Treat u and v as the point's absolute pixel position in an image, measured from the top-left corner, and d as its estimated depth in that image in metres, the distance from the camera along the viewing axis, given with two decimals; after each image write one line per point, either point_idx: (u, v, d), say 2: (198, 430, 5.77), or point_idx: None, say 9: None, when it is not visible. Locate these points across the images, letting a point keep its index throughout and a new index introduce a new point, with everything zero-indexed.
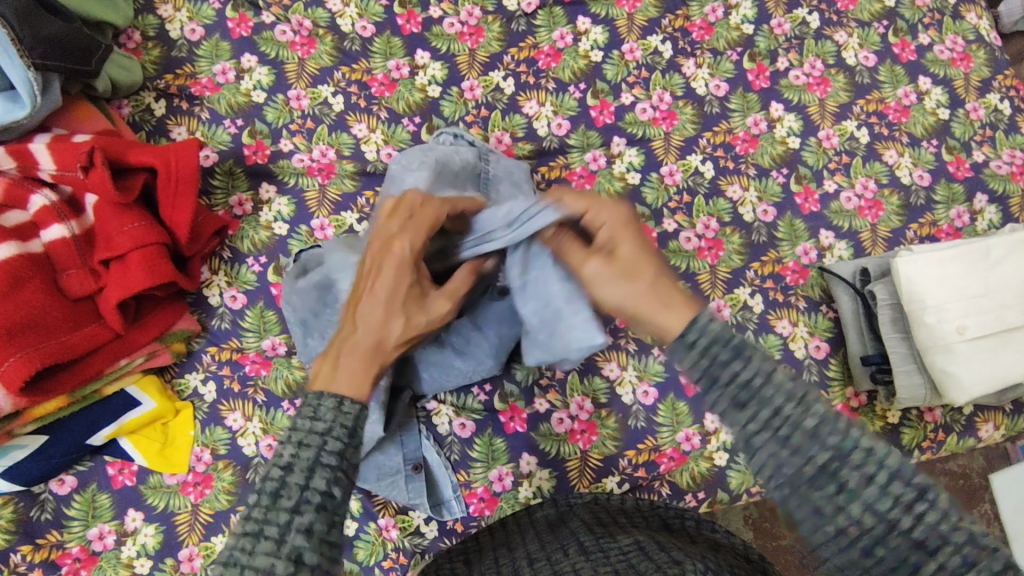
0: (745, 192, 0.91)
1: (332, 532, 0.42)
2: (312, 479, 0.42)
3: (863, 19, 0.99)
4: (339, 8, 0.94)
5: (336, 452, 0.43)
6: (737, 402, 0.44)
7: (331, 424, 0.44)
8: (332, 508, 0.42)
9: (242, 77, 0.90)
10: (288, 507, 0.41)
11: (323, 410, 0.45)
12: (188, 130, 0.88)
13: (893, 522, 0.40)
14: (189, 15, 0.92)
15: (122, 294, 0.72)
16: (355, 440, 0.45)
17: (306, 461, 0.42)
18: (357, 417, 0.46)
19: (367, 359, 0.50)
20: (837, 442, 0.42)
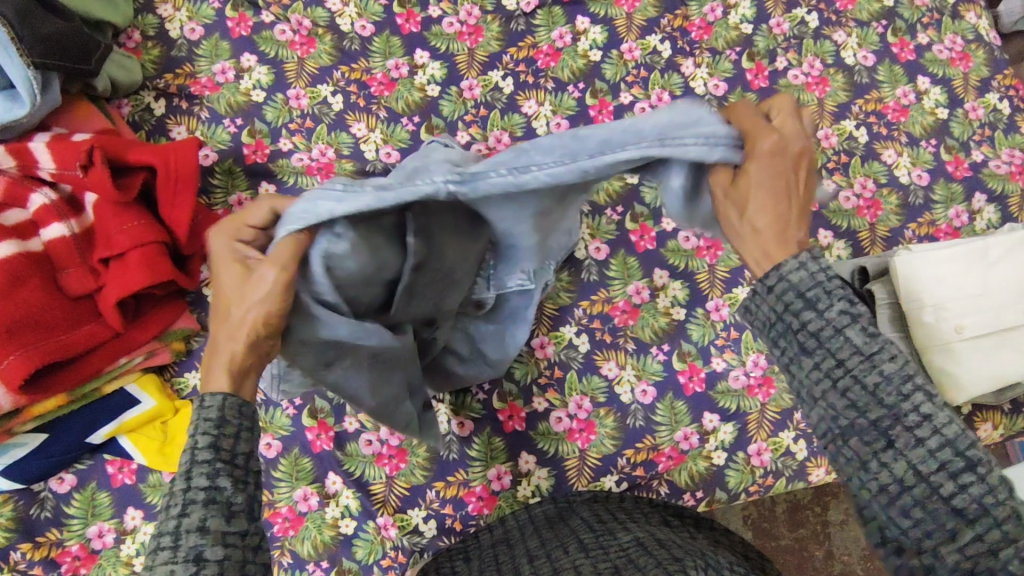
0: None
1: (233, 522, 0.42)
2: (192, 480, 0.42)
3: (862, 19, 0.99)
4: (338, 8, 0.94)
5: (208, 446, 0.43)
6: (803, 348, 0.45)
7: (197, 424, 0.44)
8: (224, 501, 0.43)
9: (242, 76, 0.90)
10: (176, 514, 0.41)
11: (188, 417, 0.45)
12: (187, 129, 0.88)
13: (935, 485, 0.41)
14: (189, 14, 0.92)
15: (121, 293, 0.72)
16: (230, 428, 0.45)
17: (181, 468, 0.43)
18: (220, 409, 0.45)
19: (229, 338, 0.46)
20: (890, 402, 0.43)
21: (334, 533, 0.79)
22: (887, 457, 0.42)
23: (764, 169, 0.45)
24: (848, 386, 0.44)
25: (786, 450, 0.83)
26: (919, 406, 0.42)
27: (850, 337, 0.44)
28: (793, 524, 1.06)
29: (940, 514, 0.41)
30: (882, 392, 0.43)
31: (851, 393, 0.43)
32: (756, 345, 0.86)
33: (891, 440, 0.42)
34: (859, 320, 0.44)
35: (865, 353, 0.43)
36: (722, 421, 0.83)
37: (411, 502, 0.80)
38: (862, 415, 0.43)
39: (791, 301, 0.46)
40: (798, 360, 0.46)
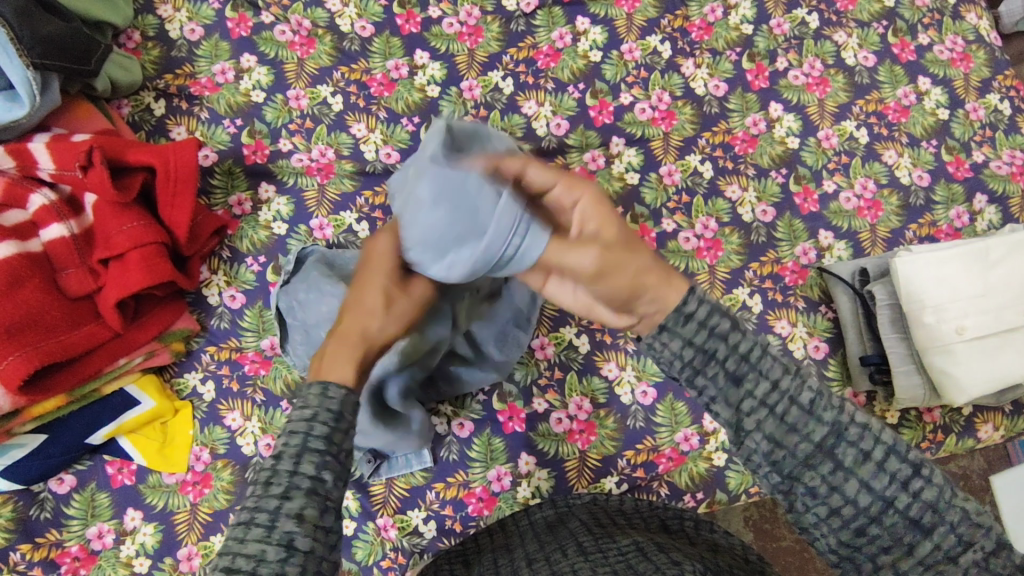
0: (744, 192, 0.91)
1: (325, 516, 0.41)
2: (301, 465, 0.41)
3: (863, 19, 0.99)
4: (338, 9, 0.94)
5: (323, 437, 0.42)
6: (733, 376, 0.44)
7: (316, 410, 0.43)
8: (322, 493, 0.41)
9: (242, 77, 0.90)
10: (279, 494, 0.40)
11: (309, 396, 0.44)
12: (187, 130, 0.88)
13: (890, 499, 0.41)
14: (189, 15, 0.92)
15: (121, 293, 0.72)
16: (344, 424, 0.44)
17: (293, 448, 0.41)
18: (342, 401, 0.45)
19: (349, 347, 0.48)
20: (829, 418, 0.42)
21: None
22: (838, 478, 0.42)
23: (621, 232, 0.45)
24: (786, 410, 0.43)
25: None
26: (855, 417, 0.43)
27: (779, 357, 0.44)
28: (793, 525, 1.06)
29: (897, 527, 0.41)
30: (818, 407, 0.42)
31: (789, 416, 0.42)
32: None
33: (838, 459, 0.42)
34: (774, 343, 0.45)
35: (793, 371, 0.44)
36: (722, 422, 0.83)
37: (411, 503, 0.80)
38: (807, 437, 0.42)
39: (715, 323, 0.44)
40: (728, 392, 0.44)
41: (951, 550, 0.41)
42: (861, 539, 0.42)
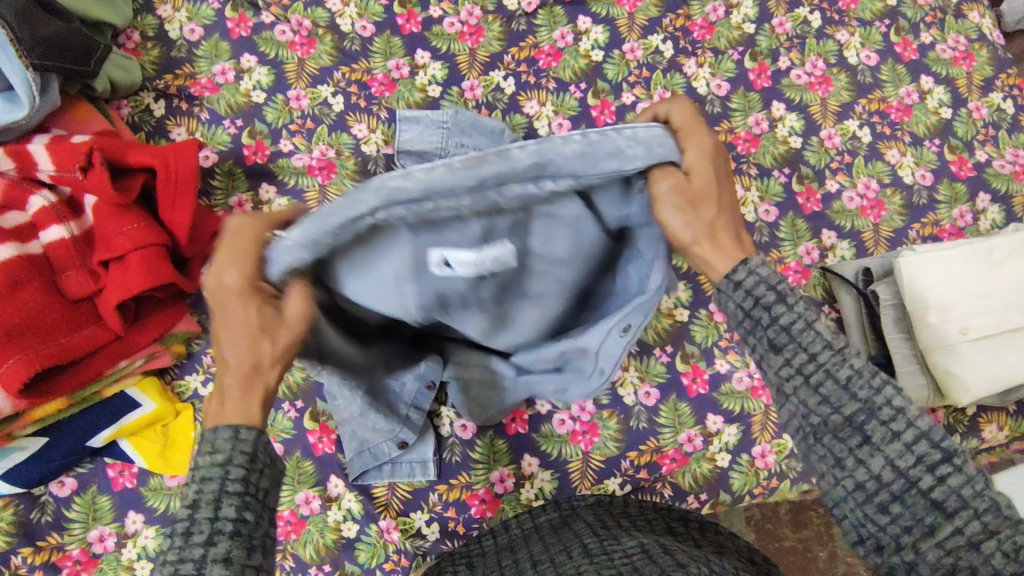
0: (747, 192, 0.90)
1: (253, 556, 0.41)
2: (220, 510, 0.41)
3: (865, 18, 0.99)
4: (339, 8, 0.94)
5: (240, 479, 0.42)
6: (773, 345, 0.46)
7: (230, 453, 0.43)
8: (247, 534, 0.42)
9: (242, 77, 0.90)
10: (201, 542, 0.40)
11: (218, 441, 0.43)
12: (187, 131, 0.88)
13: (912, 479, 0.42)
14: (188, 15, 0.91)
15: (121, 295, 0.71)
16: (260, 463, 0.44)
17: (210, 494, 0.41)
18: (256, 443, 0.44)
19: (248, 384, 0.46)
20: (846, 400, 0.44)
21: (337, 537, 0.78)
22: (863, 454, 0.43)
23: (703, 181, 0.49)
24: (820, 381, 0.44)
25: (791, 452, 0.83)
26: (892, 399, 0.43)
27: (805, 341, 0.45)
28: (796, 525, 1.07)
29: (918, 507, 0.42)
30: (854, 386, 0.43)
31: (823, 388, 0.44)
32: None
33: (866, 436, 0.43)
34: (820, 318, 0.46)
35: (835, 346, 0.45)
36: (726, 423, 0.83)
37: (414, 505, 0.79)
38: (836, 411, 0.44)
39: (762, 295, 0.47)
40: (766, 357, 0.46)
41: (974, 537, 0.40)
42: (883, 517, 0.43)
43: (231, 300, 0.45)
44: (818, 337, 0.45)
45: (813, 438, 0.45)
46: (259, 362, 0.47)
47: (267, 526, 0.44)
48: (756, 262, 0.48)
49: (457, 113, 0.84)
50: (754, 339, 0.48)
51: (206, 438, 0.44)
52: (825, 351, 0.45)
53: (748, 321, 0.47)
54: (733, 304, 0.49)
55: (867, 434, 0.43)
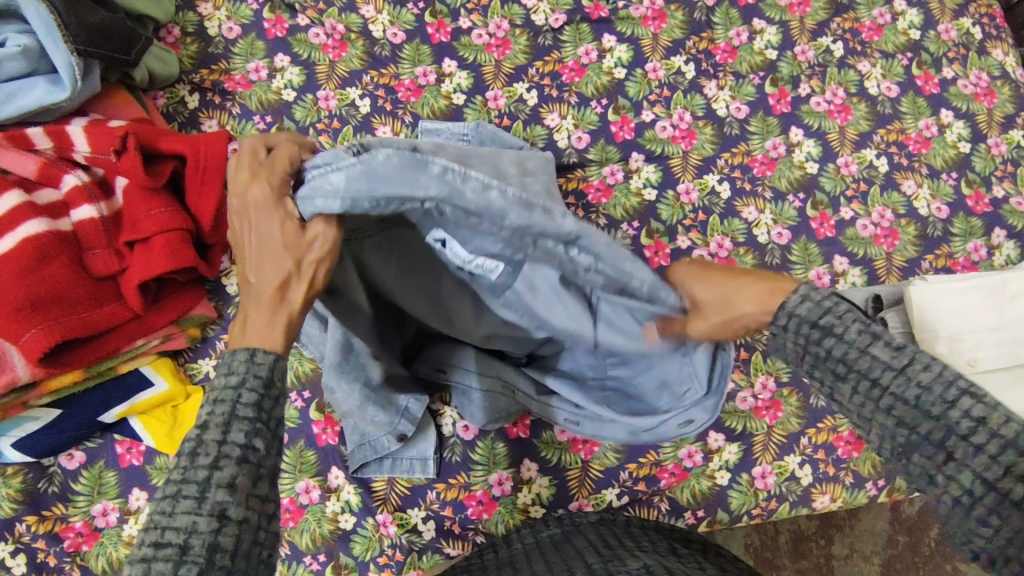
0: (760, 214, 0.91)
1: (258, 485, 0.43)
2: (229, 433, 0.42)
3: (887, 50, 1.00)
4: (372, 15, 0.97)
5: (251, 404, 0.43)
6: (836, 374, 0.47)
7: (244, 376, 0.44)
8: (254, 462, 0.43)
9: (274, 75, 0.94)
10: (207, 464, 0.41)
11: (235, 363, 0.45)
12: (218, 124, 0.92)
13: (1003, 490, 0.40)
14: (227, 13, 0.96)
15: (144, 276, 0.74)
16: (274, 390, 0.45)
17: (220, 418, 0.43)
18: (271, 367, 0.46)
19: (271, 308, 0.48)
20: (937, 412, 0.43)
21: (333, 527, 0.79)
22: (951, 470, 0.42)
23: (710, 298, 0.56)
24: (891, 405, 0.44)
25: (791, 474, 0.82)
26: (969, 411, 0.42)
27: (876, 354, 0.45)
28: (796, 555, 1.09)
29: (1015, 520, 0.40)
30: (925, 403, 0.43)
31: (895, 411, 0.44)
32: (766, 367, 0.85)
33: (949, 452, 0.42)
34: (880, 338, 0.46)
35: (897, 367, 0.44)
36: (728, 441, 0.83)
37: (412, 501, 0.80)
38: (912, 431, 0.43)
39: (809, 333, 0.48)
40: (837, 386, 0.47)
41: None
42: (986, 531, 0.41)
43: (262, 211, 0.50)
44: (876, 361, 0.45)
45: (904, 459, 0.45)
46: (286, 286, 0.49)
47: (276, 458, 0.45)
48: (795, 302, 0.50)
49: (478, 126, 0.88)
50: (818, 372, 0.48)
51: (226, 360, 0.46)
52: (895, 379, 0.44)
53: (809, 355, 0.48)
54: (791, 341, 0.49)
55: (952, 452, 0.42)
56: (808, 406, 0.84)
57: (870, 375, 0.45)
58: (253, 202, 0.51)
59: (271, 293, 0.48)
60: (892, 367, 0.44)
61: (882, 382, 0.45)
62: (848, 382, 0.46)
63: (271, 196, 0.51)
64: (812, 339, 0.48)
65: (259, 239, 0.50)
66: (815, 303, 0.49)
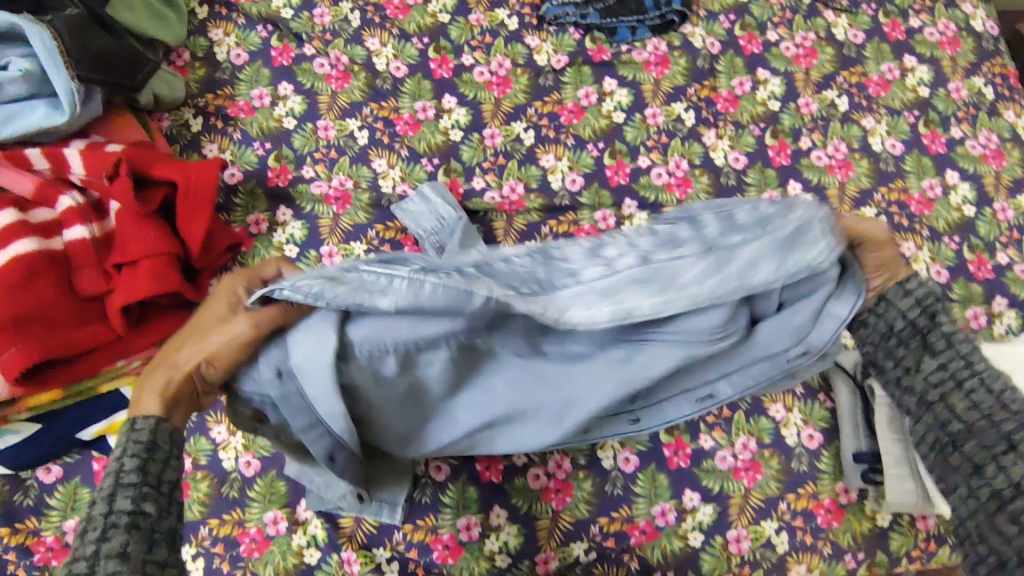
0: None
1: (154, 552, 0.45)
2: (115, 504, 0.45)
3: (893, 107, 0.98)
4: (376, 48, 0.99)
5: (135, 470, 0.47)
6: (928, 347, 0.54)
7: (125, 447, 0.48)
8: (147, 528, 0.46)
9: (277, 103, 0.96)
10: (95, 539, 0.44)
11: (119, 440, 0.49)
12: (219, 148, 0.94)
13: None
14: (237, 40, 0.99)
15: (128, 298, 0.75)
16: (159, 455, 0.49)
17: (106, 490, 0.46)
18: (150, 432, 0.49)
19: (161, 385, 0.51)
20: (1015, 409, 0.50)
21: (298, 561, 0.78)
22: (1006, 460, 0.49)
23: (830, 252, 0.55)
24: (972, 388, 0.52)
25: (767, 540, 0.80)
26: None
27: (976, 345, 0.53)
28: None
29: None
30: (1007, 398, 0.51)
31: (974, 394, 0.52)
32: (747, 428, 0.83)
33: (1012, 443, 0.49)
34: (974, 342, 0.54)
35: (992, 364, 0.52)
36: (703, 501, 0.81)
37: (378, 540, 0.79)
38: (985, 416, 0.51)
39: (926, 305, 0.55)
40: (921, 360, 0.54)
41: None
42: (1014, 526, 0.47)
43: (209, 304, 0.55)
44: (974, 351, 0.53)
45: (951, 447, 0.52)
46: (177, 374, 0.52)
47: (172, 524, 0.48)
48: (918, 275, 0.56)
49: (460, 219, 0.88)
50: (909, 344, 0.55)
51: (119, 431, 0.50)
52: (984, 369, 0.52)
53: (911, 326, 0.55)
54: (894, 313, 0.55)
55: (1014, 443, 0.49)
56: (789, 470, 0.82)
57: (963, 358, 0.53)
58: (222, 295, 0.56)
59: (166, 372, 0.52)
60: (987, 360, 0.53)
61: (972, 369, 0.52)
62: (938, 358, 0.53)
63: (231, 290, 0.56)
64: (926, 311, 0.54)
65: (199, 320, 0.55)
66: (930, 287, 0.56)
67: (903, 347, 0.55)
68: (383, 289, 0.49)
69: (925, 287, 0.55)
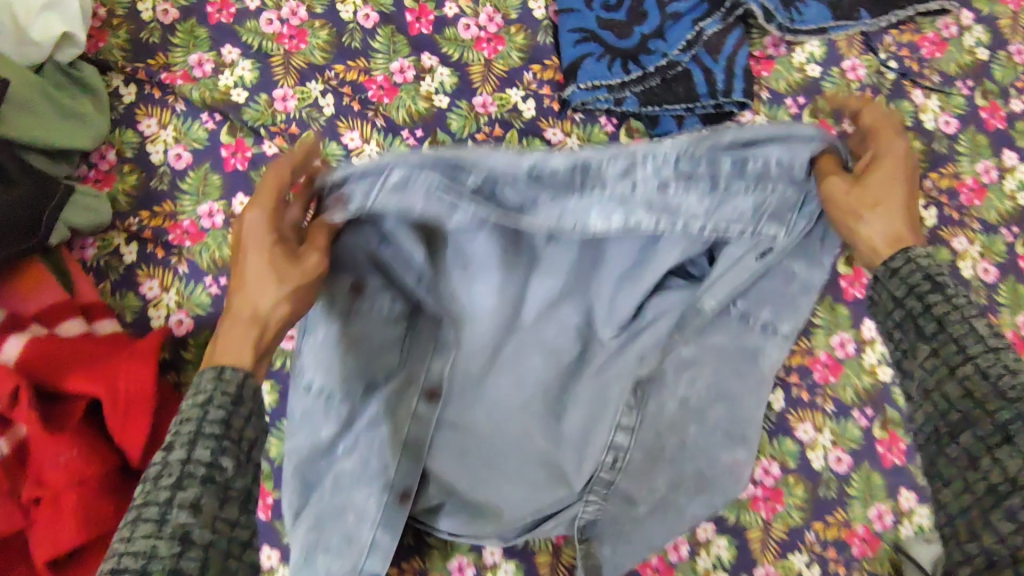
0: (818, 433, 0.76)
1: (225, 508, 0.44)
2: (194, 452, 0.44)
3: (989, 220, 0.81)
4: (356, 145, 0.78)
5: (218, 423, 0.45)
6: (924, 333, 0.52)
7: (211, 395, 0.47)
8: (219, 482, 0.44)
9: (232, 223, 0.76)
10: (169, 485, 0.42)
11: (204, 383, 0.48)
12: (160, 286, 0.75)
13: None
14: (175, 135, 0.77)
15: (49, 543, 0.59)
16: (243, 410, 0.48)
17: (185, 437, 0.44)
18: (241, 385, 0.49)
19: (246, 329, 0.53)
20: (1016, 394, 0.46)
21: None
22: (1002, 454, 0.45)
23: (887, 171, 0.60)
24: (965, 373, 0.49)
25: None
26: None
27: (975, 327, 0.50)
28: None
29: None
30: (1004, 384, 0.46)
31: (967, 379, 0.48)
32: None
33: (1008, 435, 0.45)
34: (986, 320, 0.51)
35: (988, 342, 0.49)
36: None
37: None
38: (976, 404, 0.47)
39: (918, 283, 0.54)
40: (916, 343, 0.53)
41: None
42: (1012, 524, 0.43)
43: (254, 252, 0.55)
44: (970, 333, 0.50)
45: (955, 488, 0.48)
46: (267, 325, 0.54)
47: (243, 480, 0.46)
48: (918, 253, 0.56)
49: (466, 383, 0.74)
50: (907, 332, 0.54)
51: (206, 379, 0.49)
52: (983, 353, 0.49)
53: (906, 326, 0.54)
54: (885, 296, 0.57)
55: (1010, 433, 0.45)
56: None
57: (957, 336, 0.50)
58: (255, 231, 0.56)
59: (252, 329, 0.53)
60: (987, 343, 0.49)
61: (971, 352, 0.49)
62: (933, 349, 0.51)
63: (263, 220, 0.56)
64: (921, 331, 0.53)
65: (255, 273, 0.54)
66: (920, 266, 0.55)
67: (907, 330, 0.54)
68: (453, 210, 0.56)
69: (933, 259, 0.55)
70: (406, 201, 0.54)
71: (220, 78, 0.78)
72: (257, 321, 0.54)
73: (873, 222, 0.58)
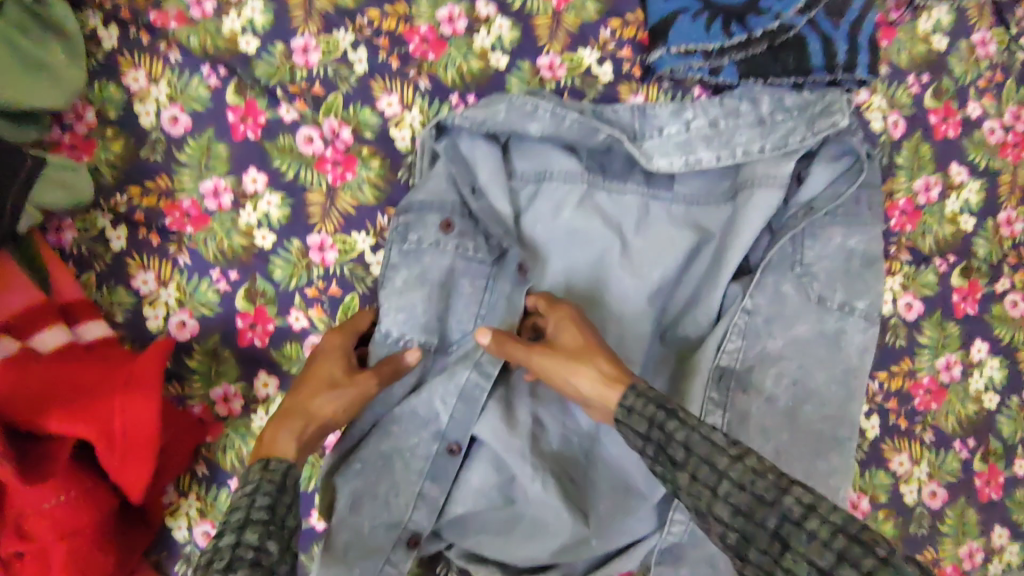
0: (915, 466, 0.68)
1: None
2: (243, 535, 0.41)
3: None
4: (395, 113, 0.64)
5: (264, 507, 0.43)
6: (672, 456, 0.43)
7: (258, 484, 0.45)
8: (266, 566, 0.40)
9: (244, 206, 0.62)
10: (219, 568, 0.39)
11: (251, 475, 0.46)
12: (157, 280, 0.62)
13: None
14: (169, 91, 0.62)
15: None
16: (286, 497, 0.45)
17: (234, 520, 0.42)
18: (283, 475, 0.47)
19: (298, 424, 0.52)
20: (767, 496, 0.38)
21: None
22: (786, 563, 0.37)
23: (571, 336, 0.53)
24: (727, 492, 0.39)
25: None
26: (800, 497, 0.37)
27: (713, 439, 0.41)
28: None
29: None
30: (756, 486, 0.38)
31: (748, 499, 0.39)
32: None
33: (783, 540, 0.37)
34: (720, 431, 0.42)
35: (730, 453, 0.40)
36: None
37: None
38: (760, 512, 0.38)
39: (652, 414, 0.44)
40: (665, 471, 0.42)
41: None
42: None
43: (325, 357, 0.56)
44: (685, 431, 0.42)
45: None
46: (315, 422, 0.52)
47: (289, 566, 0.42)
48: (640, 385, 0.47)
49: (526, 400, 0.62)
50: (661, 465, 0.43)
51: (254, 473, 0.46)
52: (734, 464, 0.40)
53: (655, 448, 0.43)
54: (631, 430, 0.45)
55: (786, 539, 0.37)
56: None
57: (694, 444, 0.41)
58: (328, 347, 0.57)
59: (307, 421, 0.52)
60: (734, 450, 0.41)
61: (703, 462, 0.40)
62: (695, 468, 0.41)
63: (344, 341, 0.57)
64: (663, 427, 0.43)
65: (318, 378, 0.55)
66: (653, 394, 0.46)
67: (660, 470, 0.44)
68: (530, 117, 0.61)
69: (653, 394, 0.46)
70: (492, 114, 0.60)
71: (224, 20, 0.62)
72: (307, 420, 0.52)
73: (586, 376, 0.49)
